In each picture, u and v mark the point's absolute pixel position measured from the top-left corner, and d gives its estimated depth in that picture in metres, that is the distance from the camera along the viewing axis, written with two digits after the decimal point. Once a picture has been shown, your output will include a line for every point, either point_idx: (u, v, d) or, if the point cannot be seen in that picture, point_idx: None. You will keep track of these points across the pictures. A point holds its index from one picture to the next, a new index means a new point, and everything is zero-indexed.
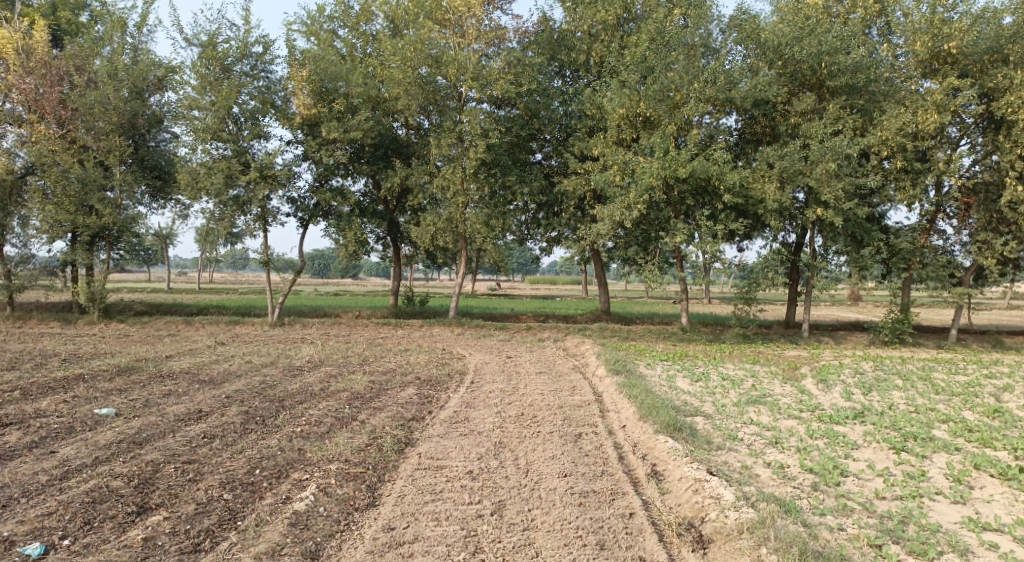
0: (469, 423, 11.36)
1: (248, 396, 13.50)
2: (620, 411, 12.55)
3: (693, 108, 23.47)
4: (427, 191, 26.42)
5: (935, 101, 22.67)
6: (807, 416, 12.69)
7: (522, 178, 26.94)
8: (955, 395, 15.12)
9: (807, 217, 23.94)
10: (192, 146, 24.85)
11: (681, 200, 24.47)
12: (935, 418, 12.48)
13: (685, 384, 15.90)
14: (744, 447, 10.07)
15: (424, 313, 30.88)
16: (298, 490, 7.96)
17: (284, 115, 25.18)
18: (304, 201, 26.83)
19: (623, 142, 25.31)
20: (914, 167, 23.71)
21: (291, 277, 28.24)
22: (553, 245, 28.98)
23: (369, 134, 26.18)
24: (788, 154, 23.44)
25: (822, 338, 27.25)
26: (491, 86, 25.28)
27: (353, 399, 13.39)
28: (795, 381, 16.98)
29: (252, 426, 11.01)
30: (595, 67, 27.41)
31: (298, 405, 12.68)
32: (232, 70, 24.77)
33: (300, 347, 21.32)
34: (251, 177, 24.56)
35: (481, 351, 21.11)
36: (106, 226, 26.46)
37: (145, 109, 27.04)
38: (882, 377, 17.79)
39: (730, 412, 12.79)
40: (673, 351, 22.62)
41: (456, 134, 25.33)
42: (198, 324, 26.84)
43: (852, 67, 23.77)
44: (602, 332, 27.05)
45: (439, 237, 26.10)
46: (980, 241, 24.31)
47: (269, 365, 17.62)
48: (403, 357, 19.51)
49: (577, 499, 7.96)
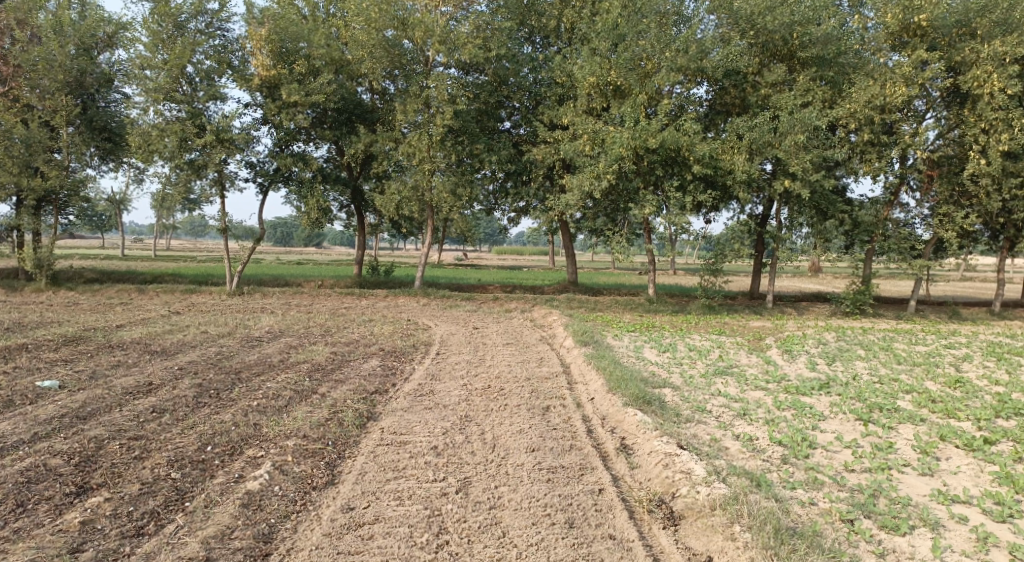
0: (434, 396, 11.04)
1: (203, 368, 12.96)
2: (588, 383, 12.35)
3: (663, 77, 23.06)
4: (392, 157, 25.68)
5: (904, 74, 22.65)
6: (775, 387, 12.65)
7: (490, 145, 26.34)
8: (917, 366, 15.31)
9: (774, 189, 23.90)
10: (143, 107, 23.70)
11: (650, 170, 24.17)
12: (899, 389, 12.56)
13: (653, 356, 15.80)
14: (713, 420, 9.95)
15: (389, 282, 30.30)
16: (252, 468, 7.55)
17: (241, 76, 24.10)
18: (263, 166, 25.87)
19: (593, 111, 24.86)
20: (881, 140, 23.79)
21: (250, 245, 27.37)
22: (521, 214, 28.58)
23: (332, 97, 25.28)
24: (757, 125, 23.23)
25: (785, 309, 27.53)
26: (458, 50, 24.53)
27: (314, 372, 12.94)
28: (761, 352, 17.01)
29: (207, 400, 10.52)
30: (565, 33, 26.77)
31: (256, 377, 12.18)
32: (185, 27, 23.54)
33: (260, 317, 20.67)
34: (207, 141, 23.54)
35: (447, 321, 20.75)
36: (53, 190, 25.21)
37: (94, 66, 25.65)
38: (846, 348, 17.95)
39: (698, 384, 12.70)
40: (640, 321, 22.57)
41: (422, 99, 24.58)
42: (152, 293, 25.87)
43: (824, 38, 23.67)
44: (569, 302, 26.89)
45: (404, 205, 25.45)
46: (941, 214, 24.62)
47: (227, 335, 17.02)
48: (367, 327, 19.05)
49: (545, 475, 7.72)
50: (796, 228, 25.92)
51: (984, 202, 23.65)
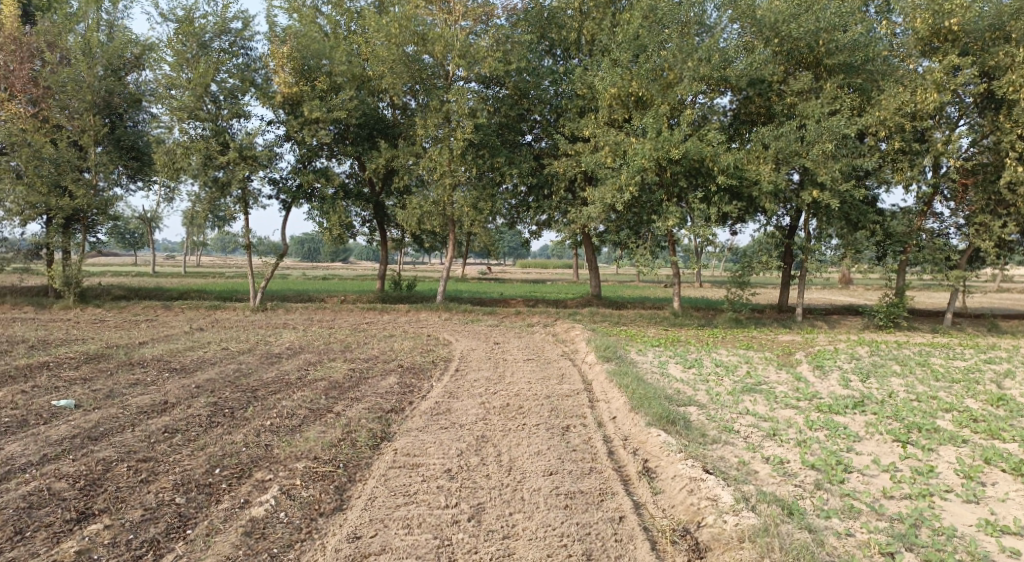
0: (451, 415, 10.75)
1: (220, 386, 12.85)
2: (610, 401, 11.95)
3: (686, 87, 22.70)
4: (413, 172, 25.62)
5: (935, 80, 22.01)
6: (805, 405, 12.11)
7: (511, 159, 26.15)
8: (956, 381, 14.64)
9: (803, 200, 23.31)
10: (168, 126, 23.94)
11: (673, 181, 23.74)
12: (938, 407, 11.96)
13: (677, 372, 15.34)
14: (741, 441, 9.50)
15: (411, 297, 30.16)
16: (258, 493, 7.36)
17: (264, 93, 24.25)
18: (286, 183, 25.98)
19: (615, 123, 24.56)
20: (912, 148, 23.13)
21: (273, 261, 27.44)
22: (543, 228, 28.28)
23: (353, 113, 25.33)
24: (783, 134, 22.73)
25: (815, 322, 26.80)
26: (478, 64, 24.45)
27: (330, 389, 12.73)
28: (791, 368, 16.44)
29: (219, 419, 10.35)
30: (586, 45, 26.56)
31: (271, 396, 12.00)
32: (210, 47, 23.77)
33: (281, 333, 20.62)
34: (230, 158, 23.68)
35: (468, 337, 20.49)
36: (81, 208, 25.53)
37: (121, 86, 26.02)
38: (880, 362, 17.29)
39: (725, 402, 12.23)
40: (665, 336, 22.07)
41: (443, 114, 24.49)
42: (177, 309, 26.04)
43: (850, 45, 23.08)
44: (593, 316, 26.48)
45: (426, 220, 25.34)
46: (977, 223, 23.82)
47: (247, 352, 16.91)
48: (387, 343, 18.85)
49: (562, 501, 7.37)
50: (826, 239, 25.24)
51: (1022, 211, 22.84)
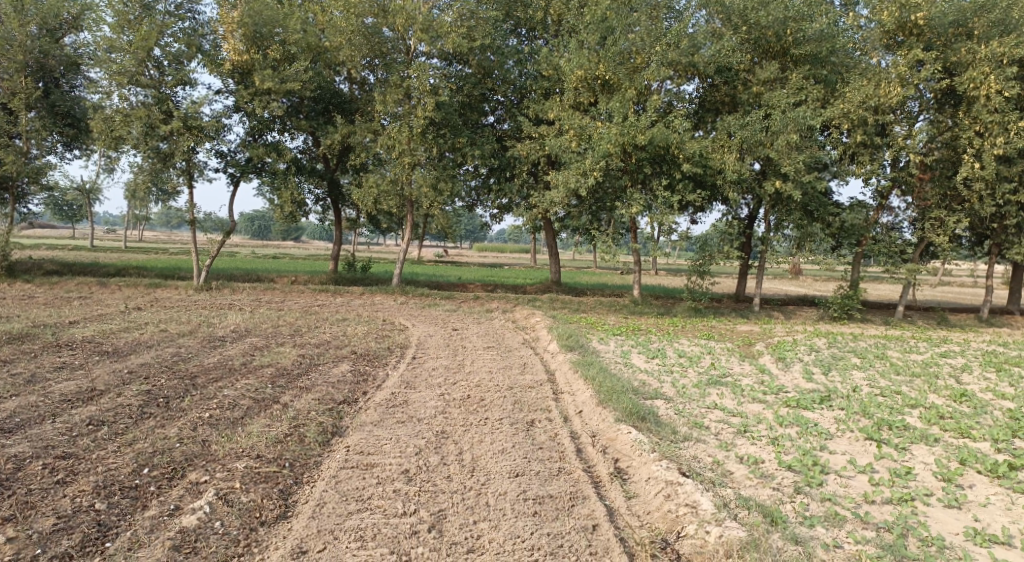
0: (408, 408, 10.08)
1: (156, 372, 11.87)
2: (575, 394, 11.44)
3: (654, 72, 22.29)
4: (371, 150, 24.61)
5: (899, 74, 22.05)
6: (773, 400, 11.81)
7: (473, 139, 25.33)
8: (916, 376, 14.63)
9: (765, 190, 23.20)
10: (107, 90, 22.38)
11: (638, 168, 23.32)
12: (905, 403, 11.83)
13: (641, 363, 14.91)
14: (713, 439, 9.10)
15: (366, 279, 29.18)
16: (191, 498, 6.68)
17: (212, 60, 22.87)
18: (234, 156, 24.66)
19: (580, 106, 23.97)
20: (874, 142, 23.16)
21: (220, 238, 26.08)
22: (504, 211, 27.60)
23: (308, 85, 24.13)
24: (749, 123, 22.53)
25: (772, 312, 26.92)
26: (441, 39, 23.54)
27: (277, 377, 11.89)
28: (754, 360, 16.23)
29: (152, 410, 9.45)
30: (552, 26, 25.85)
31: (212, 384, 11.10)
32: (153, 8, 22.20)
33: (226, 314, 19.53)
34: (173, 128, 22.28)
35: (425, 322, 19.75)
36: (10, 176, 23.71)
37: (57, 48, 24.18)
38: (839, 355, 17.27)
39: (691, 395, 11.85)
40: (625, 324, 21.78)
41: (403, 89, 23.54)
42: (114, 286, 24.55)
43: (817, 35, 22.93)
44: (552, 302, 26.02)
45: (382, 199, 24.41)
46: (933, 219, 24.10)
47: (188, 335, 15.84)
48: (340, 327, 17.99)
49: (530, 508, 6.90)
50: (784, 231, 25.22)
51: (976, 207, 23.18)
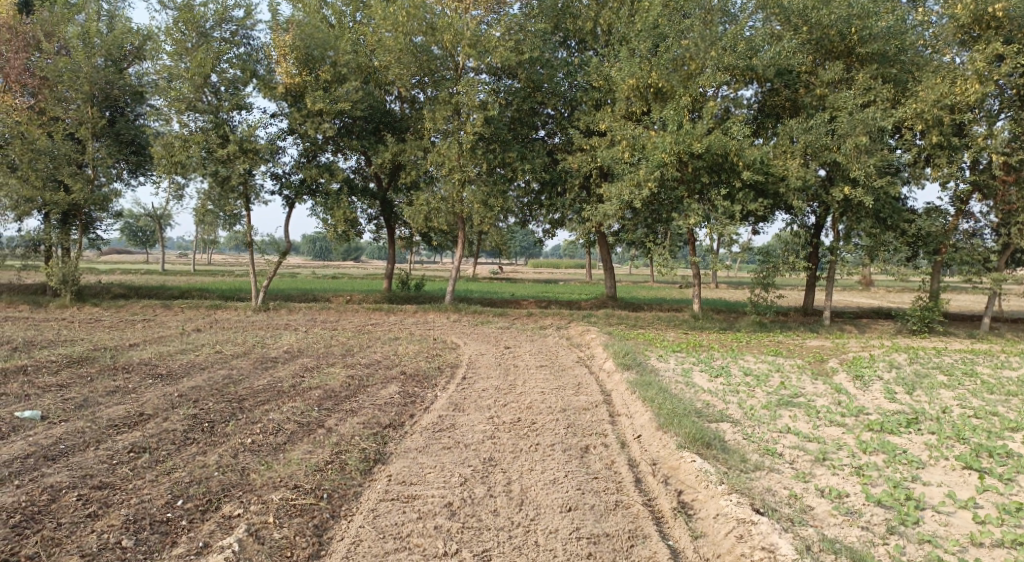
0: (455, 432, 9.60)
1: (204, 395, 11.71)
2: (633, 416, 10.71)
3: (709, 78, 21.44)
4: (421, 167, 24.51)
5: (977, 70, 20.54)
6: (853, 423, 10.79)
7: (523, 154, 24.87)
8: (1012, 395, 13.28)
9: (833, 197, 21.95)
10: (167, 117, 22.96)
11: (695, 177, 22.42)
12: (1004, 426, 10.65)
13: (703, 382, 14.04)
14: (788, 468, 8.25)
15: (419, 298, 29.00)
16: (221, 535, 6.52)
17: (266, 84, 23.19)
18: (288, 178, 24.93)
19: (632, 116, 23.31)
20: (951, 143, 21.59)
21: (276, 259, 26.28)
22: (557, 226, 27.03)
23: (359, 106, 24.20)
24: (813, 127, 21.40)
25: (844, 326, 25.42)
26: (490, 54, 23.30)
27: (324, 399, 11.57)
28: (827, 378, 15.11)
29: (195, 436, 9.23)
30: (603, 36, 25.30)
31: (259, 407, 10.85)
32: (210, 35, 22.71)
33: (280, 335, 19.55)
34: (230, 151, 22.64)
35: (477, 340, 19.30)
36: (78, 203, 24.48)
37: (122, 79, 24.98)
38: (922, 372, 15.94)
39: (760, 418, 10.95)
40: (685, 340, 20.84)
41: (452, 106, 23.37)
42: (176, 308, 25.06)
43: (885, 33, 21.65)
44: (609, 318, 25.24)
45: (434, 217, 24.23)
46: (1020, 224, 22.29)
47: (240, 356, 15.80)
48: (391, 347, 17.71)
49: (583, 548, 6.44)
50: (854, 240, 23.78)
51: None
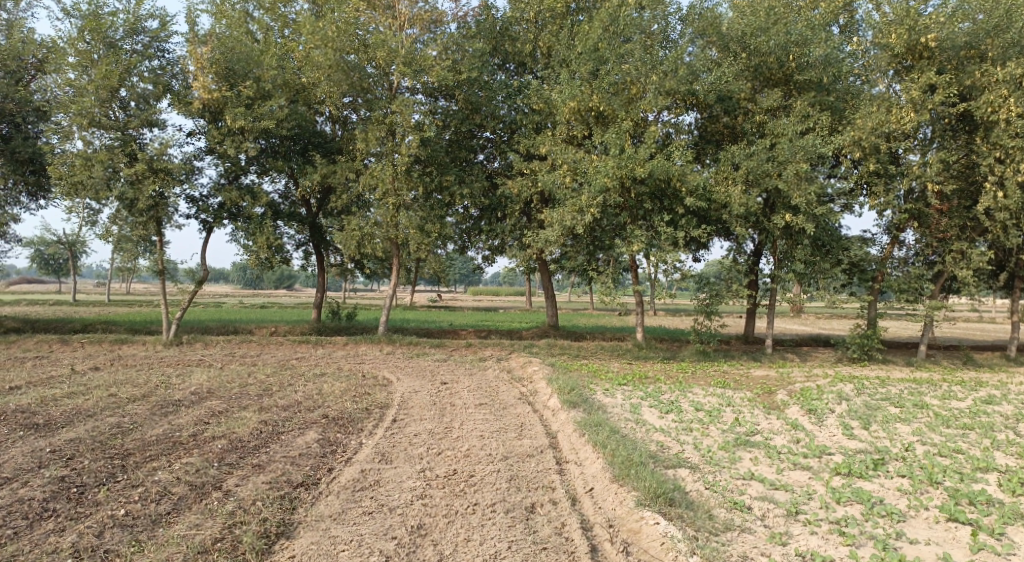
0: (379, 491, 8.26)
1: (84, 449, 9.95)
2: (583, 465, 9.55)
3: (651, 102, 20.94)
4: (352, 190, 23.10)
5: (912, 99, 20.70)
6: (818, 465, 9.92)
7: (461, 177, 23.73)
8: (969, 429, 12.76)
9: (775, 224, 21.66)
10: (68, 134, 20.88)
11: (638, 203, 21.75)
12: (974, 465, 10.00)
13: (654, 420, 13.04)
14: (763, 527, 7.30)
15: (351, 328, 27.26)
16: None
17: (182, 100, 21.44)
18: (206, 201, 23.05)
19: (573, 140, 22.66)
20: (888, 170, 21.68)
21: (191, 288, 24.07)
22: (496, 253, 25.97)
23: (285, 125, 22.68)
24: (754, 153, 21.13)
25: (786, 354, 25.15)
26: (425, 74, 22.26)
27: (227, 452, 9.96)
28: (781, 413, 14.32)
29: (56, 506, 7.59)
30: (542, 59, 24.62)
31: (147, 464, 9.20)
32: (119, 47, 20.84)
33: (190, 372, 17.64)
34: (138, 171, 20.70)
35: (411, 375, 17.88)
36: None
37: (20, 92, 22.70)
38: (873, 403, 15.42)
39: (720, 462, 9.96)
40: (630, 372, 19.97)
41: (386, 126, 22.15)
42: (76, 343, 22.64)
43: (822, 60, 21.69)
44: (550, 349, 24.20)
45: (366, 243, 22.75)
46: (953, 251, 22.48)
47: (139, 400, 13.90)
48: (316, 385, 16.08)
49: None
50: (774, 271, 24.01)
51: (1000, 237, 21.63)
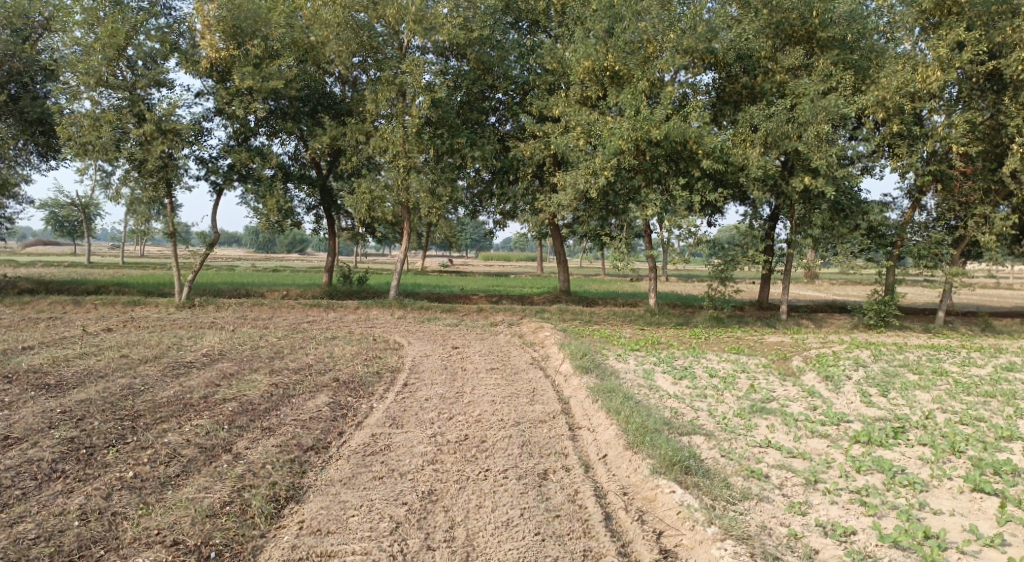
0: (390, 455, 8.14)
1: (94, 410, 9.89)
2: (596, 431, 9.40)
3: (668, 61, 20.31)
4: (362, 152, 22.74)
5: (939, 57, 19.95)
6: (837, 433, 9.71)
7: (473, 139, 23.29)
8: (990, 397, 12.49)
9: (794, 187, 21.15)
10: (75, 93, 20.57)
11: (653, 166, 21.26)
12: (996, 433, 9.75)
13: (667, 385, 12.87)
14: (781, 496, 7.14)
15: (362, 292, 27.16)
16: None
17: (189, 59, 21.02)
18: (216, 162, 22.79)
19: (588, 101, 22.12)
20: (912, 132, 21.03)
21: (202, 250, 23.95)
22: (508, 217, 25.65)
23: (294, 85, 22.26)
24: (774, 114, 20.53)
25: (801, 320, 24.85)
26: (437, 32, 21.68)
27: (237, 415, 9.87)
28: (796, 379, 14.11)
29: (65, 468, 7.55)
30: (556, 17, 23.93)
31: (156, 426, 9.13)
32: (125, 4, 20.38)
33: (201, 335, 17.60)
34: (146, 132, 20.41)
35: (422, 339, 17.76)
36: None
37: (26, 51, 22.32)
38: (891, 370, 15.16)
39: (736, 429, 9.77)
40: (642, 337, 19.76)
41: (396, 87, 21.68)
42: (89, 305, 22.66)
43: (847, 17, 21.01)
44: (562, 314, 24.01)
45: (377, 206, 22.47)
46: (976, 216, 21.92)
47: (150, 362, 13.84)
48: (326, 348, 15.99)
49: None
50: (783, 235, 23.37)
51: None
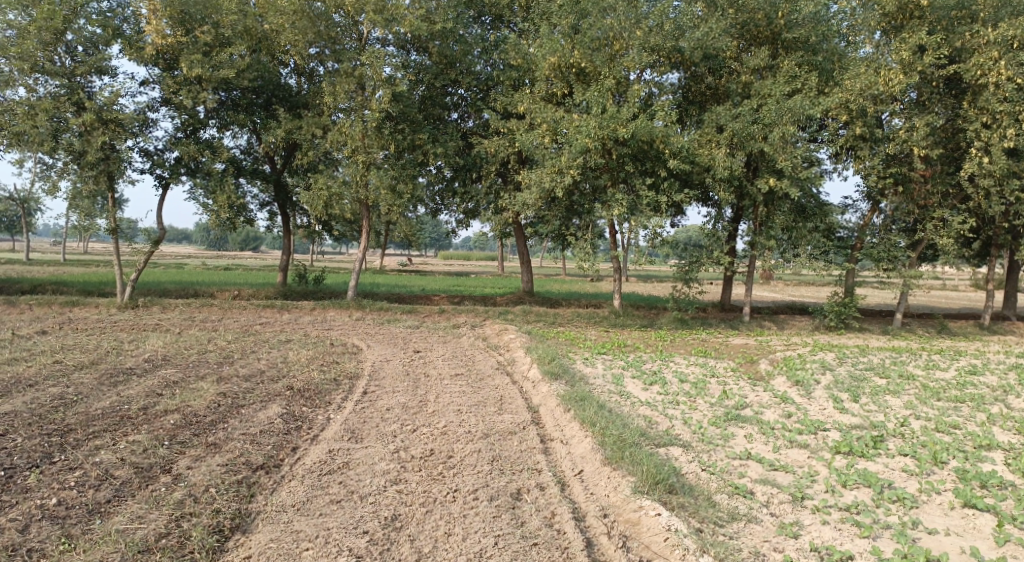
0: (348, 475, 7.47)
1: (17, 424, 8.93)
2: (570, 444, 8.85)
3: (635, 59, 19.96)
4: (319, 147, 21.82)
5: (902, 61, 20.04)
6: (816, 443, 9.38)
7: (435, 136, 22.57)
8: (959, 402, 12.39)
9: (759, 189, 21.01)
10: (8, 79, 19.15)
11: (619, 165, 20.89)
12: (974, 442, 9.56)
13: (638, 392, 12.42)
14: (770, 518, 6.74)
15: (318, 292, 26.15)
16: None
17: (134, 45, 19.78)
18: (162, 155, 21.59)
19: (553, 98, 21.64)
20: (874, 135, 21.10)
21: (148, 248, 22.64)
22: (469, 216, 25.00)
23: (247, 75, 21.19)
24: (740, 115, 20.37)
25: (763, 322, 24.84)
26: (398, 23, 20.89)
27: (180, 428, 9.03)
28: (766, 384, 13.84)
29: None
30: (521, 12, 23.39)
31: (87, 443, 8.24)
32: None
33: (145, 338, 16.50)
34: (86, 121, 19.13)
35: (381, 342, 16.99)
36: None
37: None
38: (858, 374, 15.04)
39: (713, 439, 9.34)
40: (608, 340, 19.36)
41: (355, 79, 20.82)
42: (23, 306, 21.19)
43: (811, 19, 20.94)
44: (526, 315, 23.48)
45: (334, 203, 21.59)
46: (934, 219, 22.16)
47: (86, 368, 12.77)
48: (279, 352, 15.09)
49: None
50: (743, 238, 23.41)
51: (983, 204, 21.31)
